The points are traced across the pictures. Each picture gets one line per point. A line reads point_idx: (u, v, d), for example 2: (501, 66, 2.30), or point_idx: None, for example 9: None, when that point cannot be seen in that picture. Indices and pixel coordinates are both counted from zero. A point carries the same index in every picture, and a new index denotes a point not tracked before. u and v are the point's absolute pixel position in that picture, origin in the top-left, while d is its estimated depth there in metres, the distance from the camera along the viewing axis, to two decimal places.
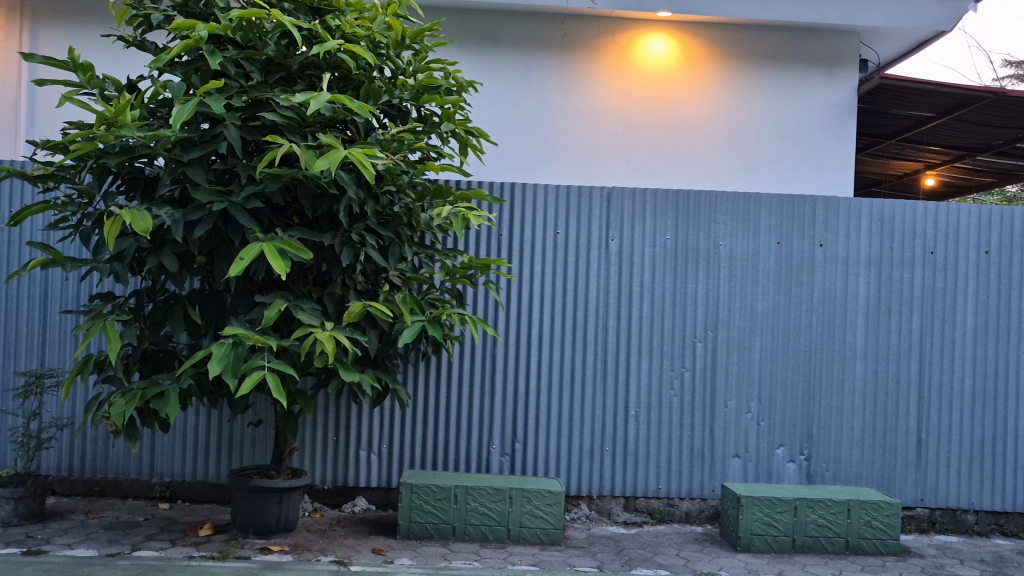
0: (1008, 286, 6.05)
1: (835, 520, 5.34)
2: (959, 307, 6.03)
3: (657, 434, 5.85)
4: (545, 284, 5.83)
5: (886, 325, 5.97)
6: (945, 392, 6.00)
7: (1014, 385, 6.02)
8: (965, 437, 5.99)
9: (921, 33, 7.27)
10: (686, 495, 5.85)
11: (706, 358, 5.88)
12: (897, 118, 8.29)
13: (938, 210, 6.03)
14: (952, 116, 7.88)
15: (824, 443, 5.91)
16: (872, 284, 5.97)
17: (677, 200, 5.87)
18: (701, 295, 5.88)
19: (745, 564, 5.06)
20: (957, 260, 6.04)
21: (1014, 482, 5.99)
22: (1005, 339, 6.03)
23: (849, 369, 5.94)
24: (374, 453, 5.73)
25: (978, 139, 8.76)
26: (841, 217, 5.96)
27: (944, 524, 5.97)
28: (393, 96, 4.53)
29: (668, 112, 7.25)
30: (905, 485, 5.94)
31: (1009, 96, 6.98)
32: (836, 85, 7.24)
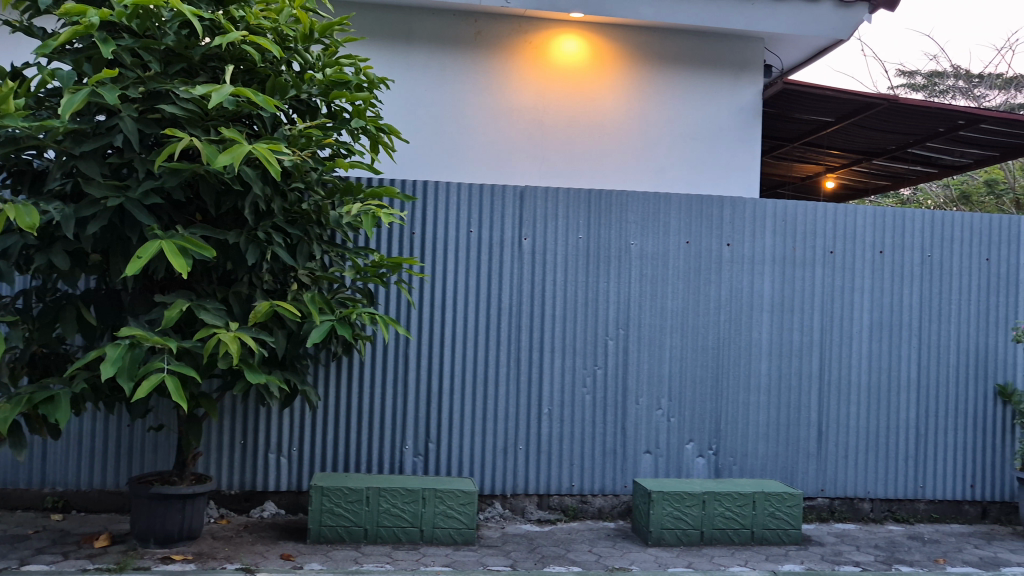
0: (901, 285, 6.35)
1: (741, 512, 5.50)
2: (856, 304, 6.29)
3: (570, 432, 5.90)
4: (459, 283, 5.80)
5: (789, 322, 6.18)
6: (844, 386, 6.25)
7: (906, 378, 6.33)
8: (862, 429, 6.26)
9: (820, 41, 7.57)
10: (599, 491, 5.92)
11: (617, 356, 5.96)
12: (798, 123, 8.60)
13: (837, 212, 6.27)
14: (850, 121, 8.23)
15: (730, 438, 6.07)
16: (776, 283, 6.17)
17: (589, 199, 5.93)
18: (613, 294, 5.96)
19: (656, 557, 5.16)
20: (854, 259, 6.29)
21: (907, 471, 6.29)
22: (898, 334, 6.33)
23: (755, 366, 6.12)
24: (284, 456, 5.59)
25: (874, 144, 9.17)
26: (746, 217, 6.13)
27: (842, 513, 6.23)
28: (301, 91, 4.44)
29: (581, 113, 7.32)
30: (807, 476, 6.16)
31: (901, 103, 7.33)
32: (741, 90, 7.47)
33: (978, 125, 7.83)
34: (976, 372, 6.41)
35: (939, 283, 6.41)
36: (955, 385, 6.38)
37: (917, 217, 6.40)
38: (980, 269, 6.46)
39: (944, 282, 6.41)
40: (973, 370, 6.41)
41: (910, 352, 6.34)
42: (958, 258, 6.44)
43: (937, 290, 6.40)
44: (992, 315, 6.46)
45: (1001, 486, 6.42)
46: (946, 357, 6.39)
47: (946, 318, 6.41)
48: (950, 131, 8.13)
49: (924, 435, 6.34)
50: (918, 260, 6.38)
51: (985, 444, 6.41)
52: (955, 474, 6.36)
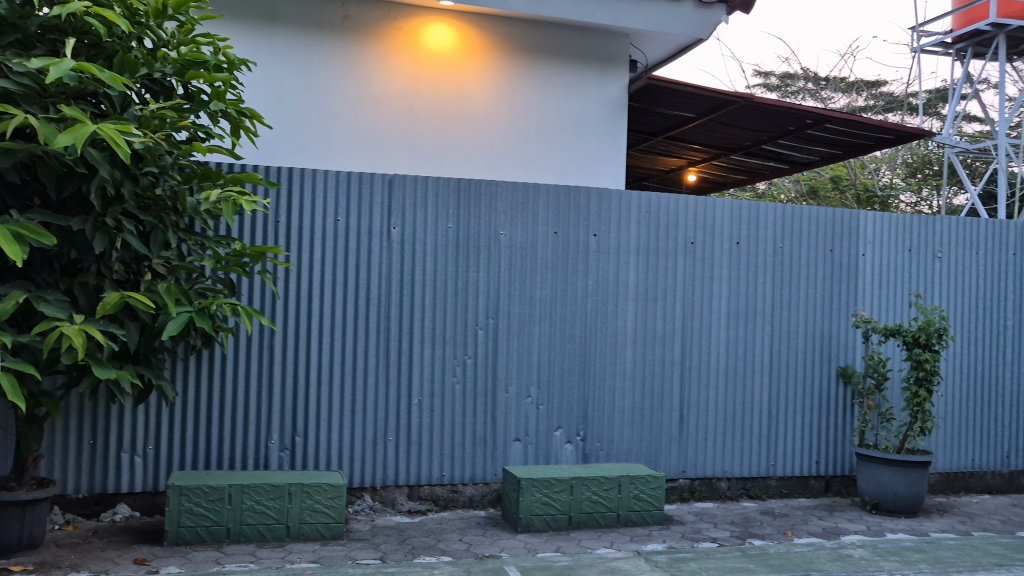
0: (755, 274, 6.70)
1: (607, 496, 5.66)
2: (715, 293, 6.58)
3: (441, 422, 5.88)
4: (326, 273, 5.66)
5: (652, 310, 6.40)
6: (703, 371, 6.53)
7: (759, 363, 6.69)
8: (720, 412, 6.57)
9: (682, 39, 7.87)
10: (469, 480, 5.95)
11: (487, 345, 5.99)
12: (662, 118, 8.89)
13: (697, 204, 6.53)
14: (710, 117, 8.58)
15: (597, 424, 6.24)
16: (640, 272, 6.36)
17: (459, 188, 5.92)
18: (483, 284, 5.98)
19: (525, 543, 5.23)
20: (713, 250, 6.58)
21: (760, 450, 6.66)
22: (752, 321, 6.68)
23: (621, 353, 6.30)
24: (139, 455, 5.30)
25: (730, 140, 9.61)
26: (612, 207, 6.29)
27: (701, 492, 6.52)
28: (153, 69, 4.20)
29: (452, 102, 7.30)
30: (669, 459, 6.41)
31: (756, 101, 7.71)
32: (608, 83, 7.65)
33: (824, 125, 8.35)
34: (822, 356, 6.85)
35: (790, 273, 6.80)
36: (803, 369, 6.80)
37: (771, 209, 6.76)
38: (825, 259, 6.90)
39: (793, 271, 6.80)
40: (819, 354, 6.85)
41: (763, 338, 6.71)
42: (806, 249, 6.85)
43: (788, 279, 6.78)
44: (835, 303, 6.91)
45: (842, 461, 6.90)
46: (795, 342, 6.79)
47: (796, 305, 6.80)
48: (800, 129, 8.62)
49: (775, 417, 6.72)
50: (771, 251, 6.75)
51: (829, 423, 6.87)
52: (802, 452, 6.79)
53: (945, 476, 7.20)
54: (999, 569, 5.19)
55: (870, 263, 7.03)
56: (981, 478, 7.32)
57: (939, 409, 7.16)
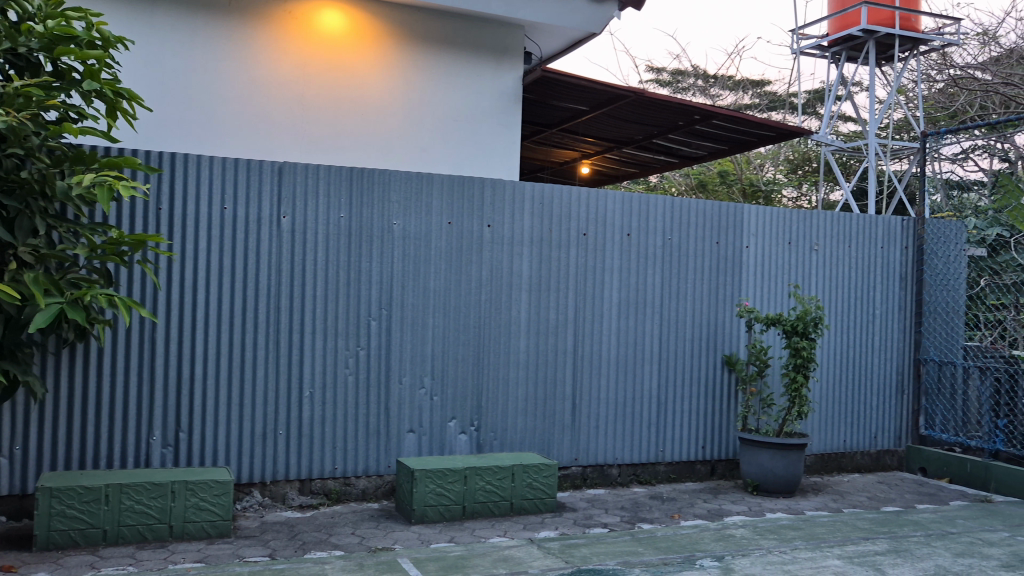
0: (645, 265, 6.87)
1: (500, 485, 5.70)
2: (606, 284, 6.71)
3: (332, 414, 5.78)
4: (212, 263, 5.45)
5: (546, 300, 6.47)
6: (596, 360, 6.66)
7: (649, 352, 6.87)
8: (612, 401, 6.71)
9: (575, 33, 8.02)
10: (362, 473, 5.87)
11: (380, 336, 5.92)
12: (556, 110, 8.98)
13: (589, 196, 6.63)
14: (603, 110, 8.72)
15: (491, 414, 6.27)
16: (534, 263, 6.42)
17: (351, 177, 5.81)
18: (375, 274, 5.90)
19: (419, 535, 5.21)
20: (605, 241, 6.71)
21: (649, 437, 6.85)
22: (642, 311, 6.85)
23: (514, 342, 6.35)
24: (5, 456, 4.97)
25: (622, 133, 9.80)
26: (506, 198, 6.32)
27: (593, 479, 6.65)
28: (17, 44, 4.00)
29: (345, 89, 7.16)
30: (562, 447, 6.51)
31: (647, 96, 7.89)
32: (502, 74, 7.68)
33: (711, 120, 8.62)
34: (708, 344, 7.10)
35: (678, 265, 7.01)
36: (690, 357, 7.03)
37: (660, 203, 6.94)
38: (711, 251, 7.14)
39: (681, 263, 7.02)
40: (705, 343, 7.09)
41: (652, 328, 6.89)
42: (693, 241, 7.07)
43: (676, 270, 6.99)
44: (720, 293, 7.17)
45: (725, 446, 7.18)
46: (682, 331, 7.01)
47: (683, 296, 7.02)
48: (688, 124, 8.88)
49: (664, 404, 6.93)
50: (660, 242, 6.93)
51: (714, 409, 7.13)
52: (689, 437, 7.03)
53: (820, 457, 7.60)
54: (867, 543, 5.53)
55: (753, 255, 7.32)
56: (852, 458, 7.76)
57: (815, 394, 7.54)
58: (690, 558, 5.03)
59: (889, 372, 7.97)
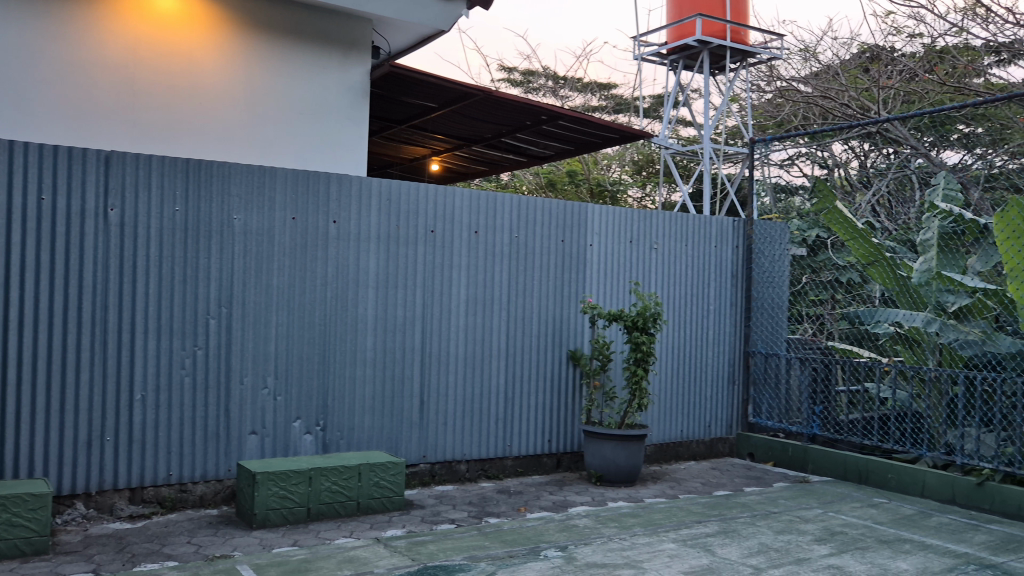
0: (493, 262, 6.96)
1: (347, 485, 5.62)
2: (454, 281, 6.75)
3: (168, 419, 5.48)
4: (28, 258, 5.01)
5: (393, 298, 6.43)
6: (443, 357, 6.68)
7: (496, 348, 6.97)
8: (460, 397, 6.76)
9: (424, 29, 7.99)
10: (200, 478, 5.62)
11: (219, 335, 5.67)
12: (405, 106, 8.90)
13: (436, 194, 6.64)
14: (452, 108, 8.73)
15: (337, 413, 6.16)
16: (381, 260, 6.36)
17: (187, 168, 5.54)
18: (214, 270, 5.65)
19: (261, 540, 5.05)
20: (452, 238, 6.74)
21: (497, 432, 6.96)
22: (490, 307, 6.94)
23: (361, 341, 6.27)
24: None
25: (472, 131, 9.85)
26: (352, 194, 6.21)
27: (441, 476, 6.66)
28: None
29: (181, 76, 6.81)
30: (410, 445, 6.49)
31: (494, 95, 7.97)
32: (349, 69, 7.56)
33: (557, 121, 8.83)
34: (553, 340, 7.29)
35: (524, 263, 7.14)
36: (536, 353, 7.18)
37: (507, 201, 7.04)
38: (557, 249, 7.33)
39: (527, 260, 7.16)
40: (551, 339, 7.28)
41: (500, 325, 7.00)
42: (539, 239, 7.23)
43: (522, 268, 7.13)
44: (566, 290, 7.37)
45: (570, 439, 7.40)
46: (529, 327, 7.16)
47: (530, 293, 7.17)
48: (536, 123, 9.06)
49: (511, 399, 7.05)
50: (506, 240, 7.04)
51: (559, 404, 7.32)
52: (535, 431, 7.18)
53: (659, 447, 7.96)
54: (699, 526, 5.85)
55: (597, 252, 7.58)
56: (688, 447, 8.19)
57: (654, 386, 7.90)
58: (535, 549, 5.14)
59: (721, 364, 8.47)
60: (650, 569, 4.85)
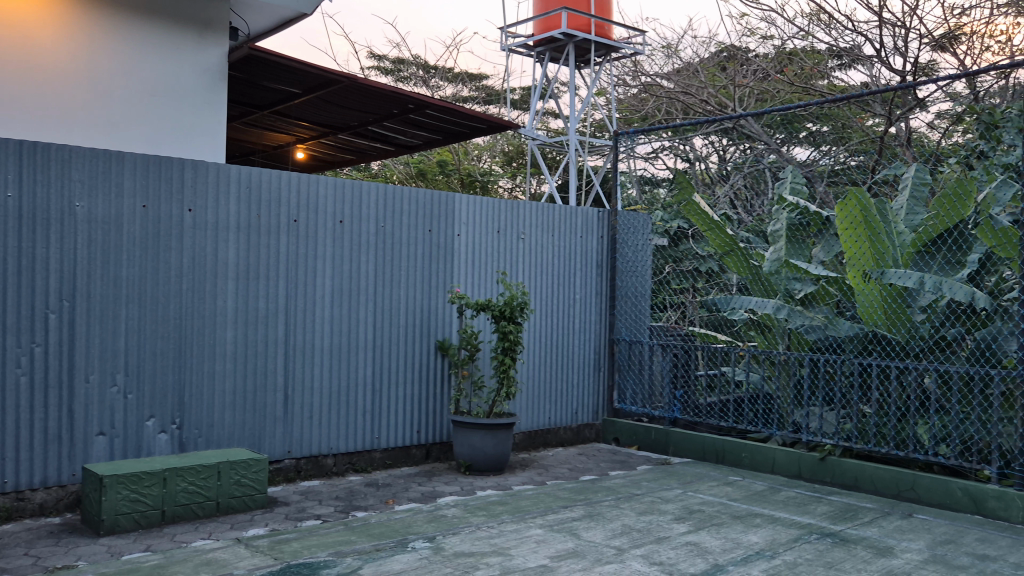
0: (359, 253, 6.84)
1: (205, 485, 5.39)
2: (319, 271, 6.59)
3: (3, 423, 5.06)
4: None
5: (254, 289, 6.21)
6: (308, 350, 6.51)
7: (363, 339, 6.86)
8: (326, 390, 6.62)
9: (285, 12, 7.75)
10: (40, 484, 5.22)
11: (61, 331, 5.29)
12: (266, 91, 8.59)
13: (299, 182, 6.45)
14: (316, 94, 8.49)
15: (195, 409, 5.89)
16: (241, 250, 6.12)
17: (21, 151, 5.13)
18: (54, 262, 5.26)
19: (109, 547, 4.76)
20: (316, 227, 6.57)
21: (364, 425, 6.85)
22: (356, 298, 6.82)
23: (220, 334, 6.02)
24: None
25: (338, 119, 9.62)
26: (208, 181, 5.94)
27: (307, 471, 6.49)
28: None
29: (15, 50, 6.29)
30: (273, 440, 6.29)
31: (360, 83, 7.81)
32: (206, 49, 7.24)
33: (425, 110, 8.76)
34: (421, 331, 7.25)
35: (391, 252, 7.06)
36: (404, 344, 7.13)
37: (373, 190, 6.93)
38: (424, 240, 7.29)
39: (393, 250, 7.07)
40: (419, 329, 7.24)
41: (367, 316, 6.89)
42: (406, 229, 7.16)
43: (389, 258, 7.04)
44: (433, 280, 7.35)
45: (439, 429, 7.39)
46: (397, 317, 7.09)
47: (397, 283, 7.10)
48: (403, 112, 8.96)
49: (379, 391, 6.96)
50: (373, 230, 6.93)
51: (428, 394, 7.30)
52: (404, 423, 7.13)
53: (527, 435, 8.06)
54: (565, 510, 5.98)
55: (464, 242, 7.58)
56: (556, 433, 8.34)
57: (522, 375, 8.00)
58: (402, 541, 5.10)
59: (587, 352, 8.68)
60: (517, 555, 4.91)
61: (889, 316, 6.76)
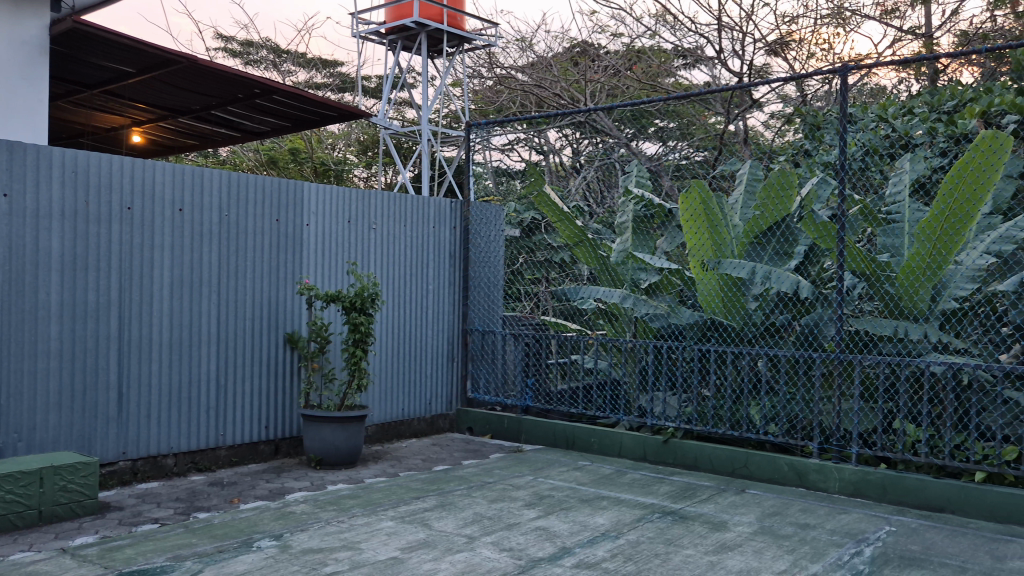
0: (200, 242, 6.53)
1: (25, 493, 5.00)
2: (155, 262, 6.24)
3: None
4: None
5: (82, 280, 5.80)
6: (144, 344, 6.16)
7: (205, 333, 6.56)
8: (164, 387, 6.28)
9: None
10: None
11: None
12: (95, 68, 8.04)
13: (133, 167, 6.09)
14: (152, 74, 8.03)
15: (14, 412, 5.43)
16: (66, 240, 5.70)
17: None
18: None
19: None
20: (152, 216, 6.21)
21: (208, 422, 6.56)
22: (197, 290, 6.51)
23: (43, 329, 5.58)
24: None
25: (177, 101, 9.14)
26: (27, 165, 5.50)
27: (144, 473, 6.14)
28: None
29: None
30: (106, 441, 5.91)
31: (200, 64, 7.45)
32: (23, 21, 6.75)
33: (272, 95, 8.48)
34: (268, 323, 7.02)
35: (236, 242, 6.80)
36: (250, 337, 6.87)
37: (215, 177, 6.63)
38: (271, 229, 7.05)
39: (238, 240, 6.81)
40: (266, 321, 7.00)
41: (209, 308, 6.60)
42: (251, 218, 6.91)
43: (233, 248, 6.77)
44: (281, 271, 7.13)
45: (288, 424, 7.19)
46: (242, 310, 6.83)
47: (242, 274, 6.84)
48: (248, 97, 8.63)
49: (224, 386, 6.69)
50: (215, 219, 6.64)
51: (277, 388, 7.08)
52: (250, 419, 6.88)
53: (380, 427, 7.99)
54: (417, 501, 5.97)
55: (314, 232, 7.40)
56: (409, 425, 8.31)
57: (374, 366, 7.90)
58: (247, 541, 4.93)
59: (441, 342, 8.69)
60: (367, 548, 4.86)
61: (726, 303, 7.14)
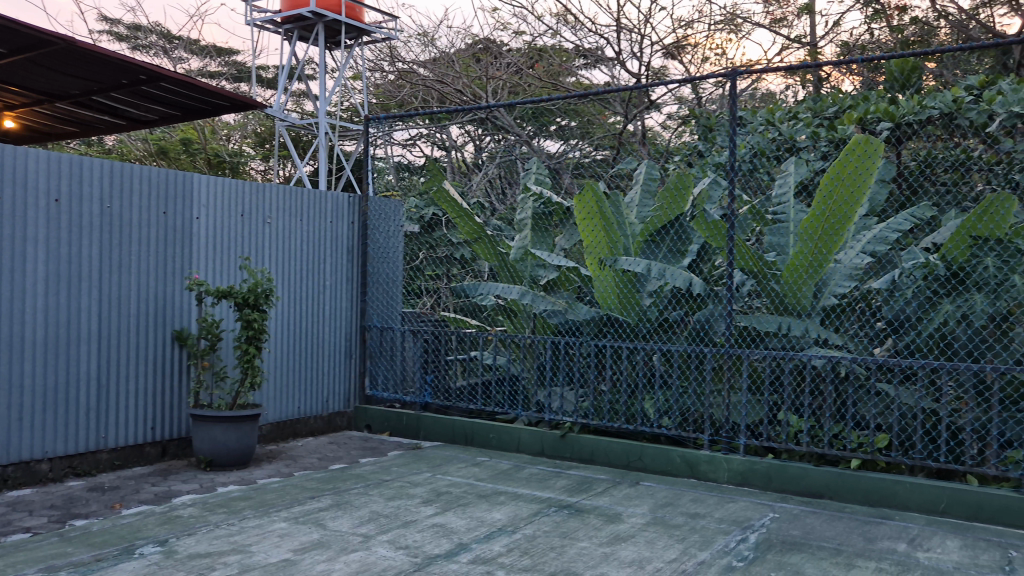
0: (79, 235, 6.21)
1: None
2: (29, 256, 5.88)
3: None
4: None
5: None
6: (16, 343, 5.81)
7: (85, 330, 6.24)
8: (38, 388, 5.94)
9: None
10: None
11: None
12: None
13: (3, 154, 5.73)
14: (26, 56, 7.57)
15: None
16: None
17: None
18: None
19: None
20: (25, 207, 5.86)
21: (87, 424, 6.24)
22: (75, 285, 6.18)
23: None
24: None
25: (54, 86, 8.65)
26: None
27: (16, 479, 5.79)
28: None
29: None
30: None
31: (79, 47, 7.07)
32: None
33: (158, 82, 8.13)
34: (154, 320, 6.73)
35: (118, 234, 6.49)
36: (134, 334, 6.58)
37: (96, 166, 6.32)
38: (157, 222, 6.78)
39: (121, 233, 6.51)
40: (152, 318, 6.72)
41: (89, 304, 6.28)
42: (136, 210, 6.61)
43: (116, 242, 6.47)
44: (168, 265, 6.86)
45: (176, 425, 6.92)
46: (126, 306, 6.53)
47: (126, 268, 6.54)
48: (133, 83, 8.25)
49: (105, 386, 6.37)
50: (96, 211, 6.32)
51: (163, 388, 6.80)
52: (135, 420, 6.59)
53: (275, 426, 7.80)
54: (311, 501, 5.85)
55: (204, 226, 7.15)
56: (305, 423, 8.14)
57: (268, 363, 7.71)
58: (128, 548, 4.71)
59: (338, 339, 8.54)
60: (258, 551, 4.73)
61: (621, 299, 7.28)
